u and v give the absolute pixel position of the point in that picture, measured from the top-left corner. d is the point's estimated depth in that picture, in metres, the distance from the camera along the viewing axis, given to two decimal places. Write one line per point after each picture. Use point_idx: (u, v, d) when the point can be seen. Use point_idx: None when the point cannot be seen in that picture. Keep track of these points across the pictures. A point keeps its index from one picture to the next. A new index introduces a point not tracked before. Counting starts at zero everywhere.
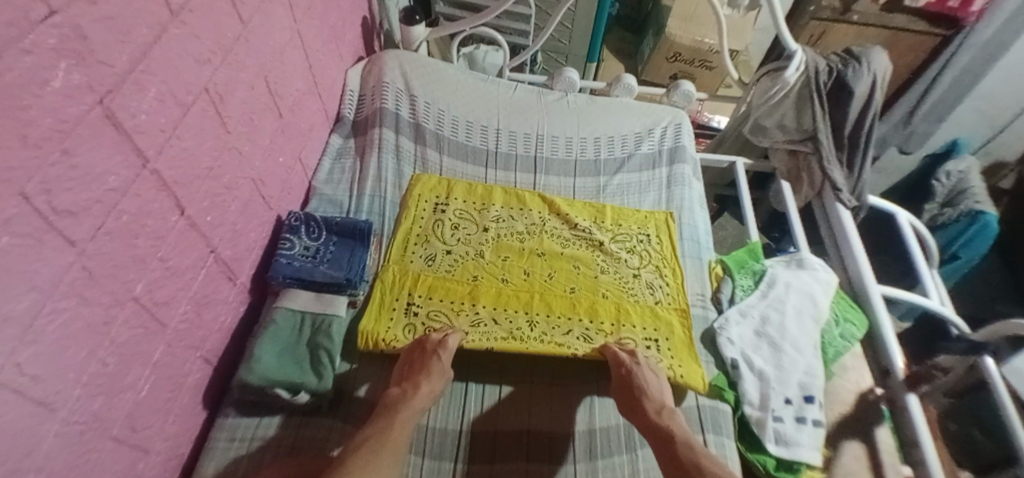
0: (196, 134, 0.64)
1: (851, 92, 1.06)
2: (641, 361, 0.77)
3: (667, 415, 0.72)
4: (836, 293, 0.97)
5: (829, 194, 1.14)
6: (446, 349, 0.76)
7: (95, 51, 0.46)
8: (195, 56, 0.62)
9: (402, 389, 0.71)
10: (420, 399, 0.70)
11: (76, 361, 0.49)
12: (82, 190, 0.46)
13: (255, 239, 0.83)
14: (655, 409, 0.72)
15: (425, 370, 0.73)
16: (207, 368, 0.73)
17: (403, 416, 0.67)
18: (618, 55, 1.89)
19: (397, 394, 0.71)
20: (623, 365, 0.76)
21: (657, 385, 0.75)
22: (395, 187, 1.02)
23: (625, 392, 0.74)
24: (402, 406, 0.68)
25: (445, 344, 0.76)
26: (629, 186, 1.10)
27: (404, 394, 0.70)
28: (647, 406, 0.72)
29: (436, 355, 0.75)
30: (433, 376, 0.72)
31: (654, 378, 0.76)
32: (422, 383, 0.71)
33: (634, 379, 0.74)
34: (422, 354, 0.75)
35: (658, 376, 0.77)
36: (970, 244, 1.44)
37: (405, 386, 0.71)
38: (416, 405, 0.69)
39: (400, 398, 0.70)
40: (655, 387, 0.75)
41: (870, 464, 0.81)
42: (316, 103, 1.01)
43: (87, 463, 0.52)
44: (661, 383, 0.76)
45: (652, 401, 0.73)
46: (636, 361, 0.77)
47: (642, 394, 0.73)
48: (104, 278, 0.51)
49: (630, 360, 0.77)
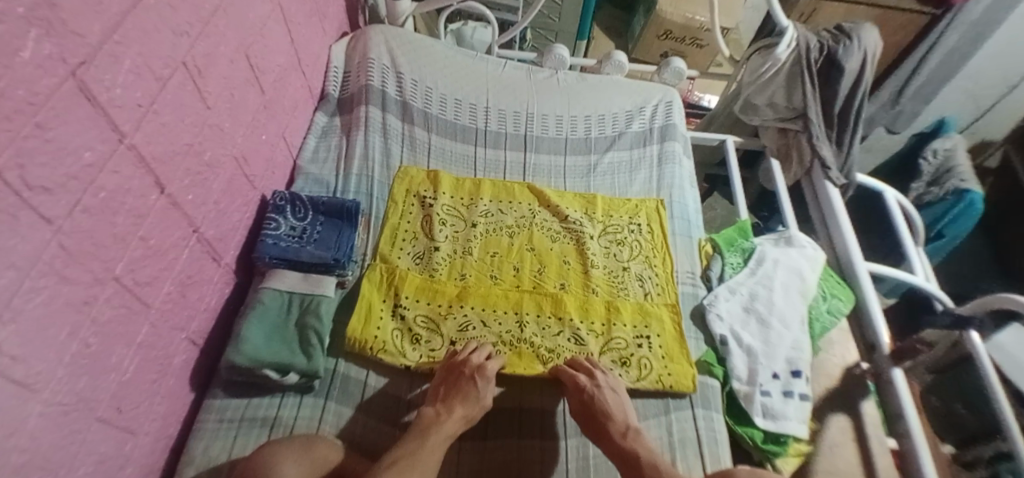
0: (174, 109, 0.62)
1: (841, 69, 1.06)
2: (601, 383, 0.74)
3: (633, 437, 0.70)
4: (823, 269, 0.98)
5: (818, 172, 1.14)
6: (483, 375, 0.73)
7: (67, 20, 0.44)
8: (171, 27, 0.59)
9: (436, 410, 0.69)
10: (453, 423, 0.67)
11: (57, 341, 0.48)
12: (57, 165, 0.45)
13: (239, 219, 0.81)
14: (619, 431, 0.70)
15: (461, 394, 0.70)
16: (193, 350, 0.73)
17: (434, 438, 0.65)
18: (608, 33, 1.86)
19: (431, 415, 0.68)
20: (584, 391, 0.73)
21: (618, 403, 0.73)
22: (382, 167, 1.01)
23: (589, 415, 0.72)
24: (433, 429, 0.66)
25: (484, 369, 0.73)
26: (619, 165, 1.09)
27: (437, 416, 0.68)
28: (611, 430, 0.70)
29: (472, 381, 0.71)
30: (469, 401, 0.70)
31: (613, 397, 0.74)
32: (456, 406, 0.69)
33: (597, 404, 0.72)
34: (459, 377, 0.72)
35: (618, 393, 0.75)
36: (956, 222, 1.45)
37: (439, 408, 0.69)
38: (448, 431, 0.66)
39: (434, 419, 0.68)
40: (617, 405, 0.73)
41: (854, 436, 0.83)
42: (299, 79, 0.98)
43: (73, 444, 0.51)
44: (621, 399, 0.74)
45: (616, 422, 0.71)
46: (596, 385, 0.74)
47: (607, 419, 0.71)
48: (83, 256, 0.50)
49: (590, 384, 0.74)
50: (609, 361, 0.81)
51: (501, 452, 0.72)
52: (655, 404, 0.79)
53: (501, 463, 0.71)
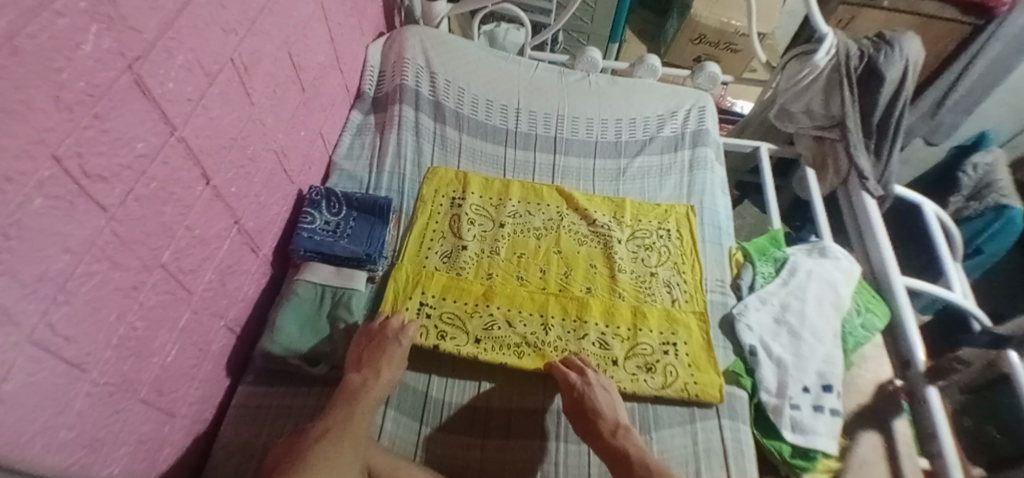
0: (221, 104, 0.64)
1: (882, 78, 1.03)
2: (592, 380, 0.74)
3: (623, 435, 0.70)
4: (858, 282, 0.95)
5: (855, 182, 1.11)
6: (406, 336, 0.76)
7: (125, 16, 0.45)
8: (221, 26, 0.61)
9: (362, 375, 0.70)
10: (380, 388, 0.70)
11: (107, 323, 0.50)
12: (112, 155, 0.46)
13: (277, 212, 0.84)
14: (609, 429, 0.71)
15: (385, 356, 0.72)
16: (230, 337, 0.75)
17: (362, 404, 0.67)
18: (640, 37, 1.85)
19: (357, 381, 0.70)
20: (575, 388, 0.73)
21: (609, 402, 0.73)
22: (414, 165, 1.02)
23: (579, 413, 0.72)
24: (362, 395, 0.68)
25: (406, 331, 0.77)
26: (649, 170, 1.08)
27: (365, 382, 0.70)
28: (601, 428, 0.71)
29: (395, 342, 0.74)
30: (392, 361, 0.72)
31: (605, 395, 0.74)
32: (382, 369, 0.71)
33: (588, 402, 0.72)
34: (381, 341, 0.74)
35: (610, 391, 0.75)
36: (995, 238, 1.40)
37: (365, 373, 0.70)
38: (377, 395, 0.69)
39: (361, 385, 0.69)
40: (608, 403, 0.73)
41: (885, 455, 0.80)
42: (337, 78, 1.00)
43: (116, 424, 0.54)
44: (614, 398, 0.74)
45: (606, 421, 0.71)
46: (586, 382, 0.74)
47: (597, 417, 0.71)
48: (134, 243, 0.52)
49: (581, 382, 0.74)
50: (634, 366, 0.81)
51: (513, 453, 0.73)
52: (680, 413, 0.79)
53: (518, 462, 0.72)
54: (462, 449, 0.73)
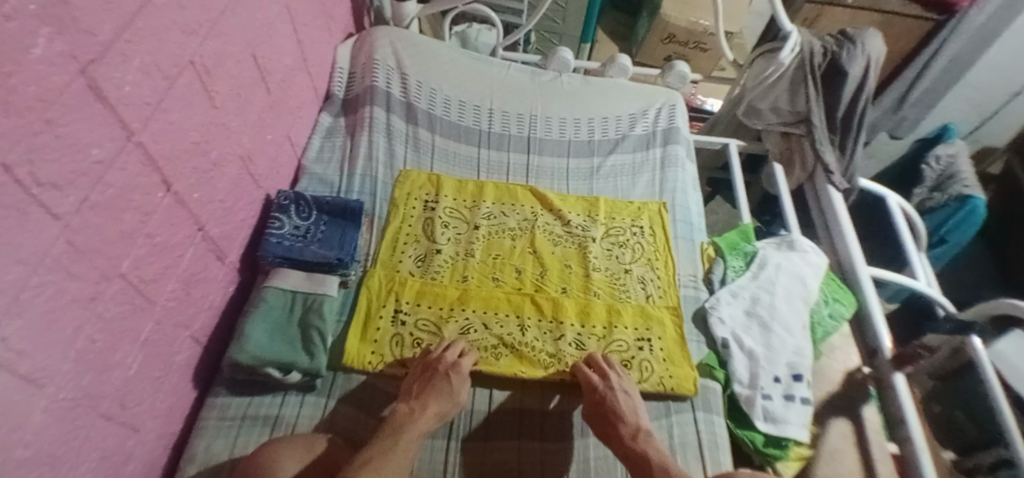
0: (182, 108, 0.63)
1: (845, 75, 1.06)
2: (614, 384, 0.75)
3: (643, 439, 0.70)
4: (826, 274, 0.98)
5: (821, 177, 1.14)
6: (458, 372, 0.74)
7: (78, 18, 0.44)
8: (180, 28, 0.60)
9: (410, 407, 0.70)
10: (425, 421, 0.68)
11: (64, 336, 0.48)
12: (67, 162, 0.45)
13: (244, 218, 0.82)
14: (630, 433, 0.71)
15: (434, 389, 0.71)
16: (196, 347, 0.73)
17: (407, 436, 0.66)
18: (612, 37, 1.87)
19: (403, 411, 0.69)
20: (597, 391, 0.74)
21: (630, 405, 0.74)
22: (386, 168, 1.01)
23: (600, 416, 0.73)
24: (407, 427, 0.66)
25: (459, 366, 0.75)
26: (622, 168, 1.10)
27: (410, 413, 0.69)
28: (622, 432, 0.71)
29: (446, 377, 0.72)
30: (442, 396, 0.71)
31: (626, 399, 0.74)
32: (428, 402, 0.70)
33: (609, 405, 0.72)
34: (433, 374, 0.73)
35: (631, 395, 0.75)
36: (958, 228, 1.44)
37: (412, 405, 0.70)
38: (422, 428, 0.68)
39: (408, 416, 0.68)
40: (629, 407, 0.74)
41: (855, 441, 0.83)
42: (305, 80, 0.99)
43: (76, 440, 0.52)
44: (634, 403, 0.75)
45: (628, 425, 0.72)
46: (608, 384, 0.74)
47: (618, 420, 0.72)
48: (90, 252, 0.50)
49: (602, 385, 0.75)
50: None
51: (503, 454, 0.73)
52: (656, 407, 0.80)
53: (499, 464, 0.71)
54: (437, 460, 0.71)
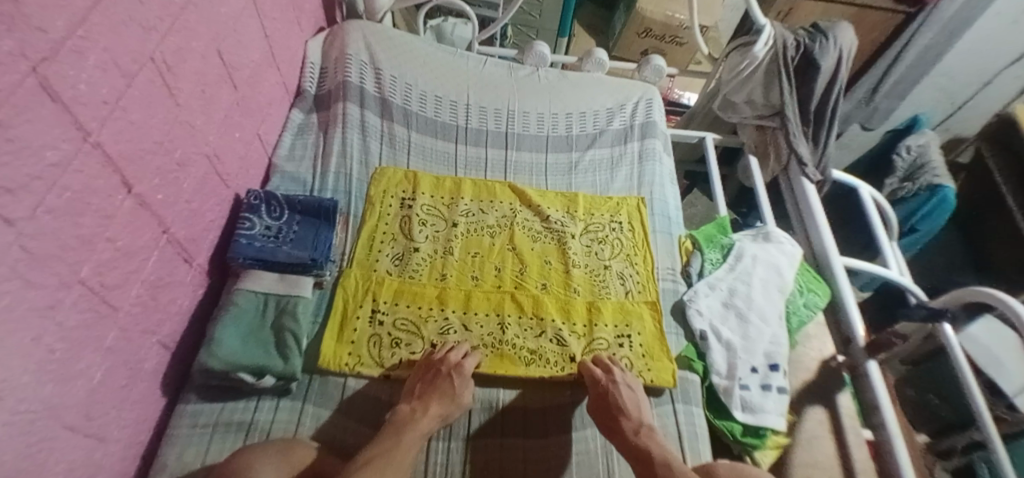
0: (143, 107, 0.60)
1: (818, 68, 1.08)
2: (618, 379, 0.75)
3: (645, 434, 0.70)
4: (801, 264, 0.99)
5: (795, 168, 1.16)
6: (461, 373, 0.73)
7: (29, 15, 0.41)
8: (138, 23, 0.57)
9: (412, 408, 0.69)
10: (426, 423, 0.68)
11: (23, 347, 0.46)
12: (20, 165, 0.43)
13: (211, 219, 0.80)
14: (633, 428, 0.71)
15: (438, 392, 0.70)
16: (165, 354, 0.71)
17: (409, 437, 0.65)
18: (589, 31, 1.87)
19: (405, 413, 0.68)
20: (599, 384, 0.74)
21: (633, 400, 0.74)
22: (361, 165, 1.00)
23: (602, 409, 0.73)
24: (409, 428, 0.66)
25: (462, 368, 0.74)
26: (601, 163, 1.10)
27: (412, 414, 0.68)
28: (625, 425, 0.71)
29: (449, 378, 0.72)
30: (447, 398, 0.70)
31: (631, 394, 0.74)
32: (432, 403, 0.69)
33: (612, 398, 0.73)
34: (436, 375, 0.72)
35: (635, 390, 0.75)
36: (928, 217, 1.48)
37: (415, 405, 0.69)
38: (423, 430, 0.67)
39: (409, 417, 0.68)
40: (632, 402, 0.73)
41: (831, 429, 0.84)
42: (274, 75, 0.96)
43: (40, 453, 0.49)
44: (638, 397, 0.75)
45: (630, 419, 0.71)
46: (612, 380, 0.75)
47: (621, 414, 0.72)
48: (48, 258, 0.48)
49: (606, 379, 0.75)
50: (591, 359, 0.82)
51: (493, 453, 0.72)
52: None
53: (482, 463, 0.71)
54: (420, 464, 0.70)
